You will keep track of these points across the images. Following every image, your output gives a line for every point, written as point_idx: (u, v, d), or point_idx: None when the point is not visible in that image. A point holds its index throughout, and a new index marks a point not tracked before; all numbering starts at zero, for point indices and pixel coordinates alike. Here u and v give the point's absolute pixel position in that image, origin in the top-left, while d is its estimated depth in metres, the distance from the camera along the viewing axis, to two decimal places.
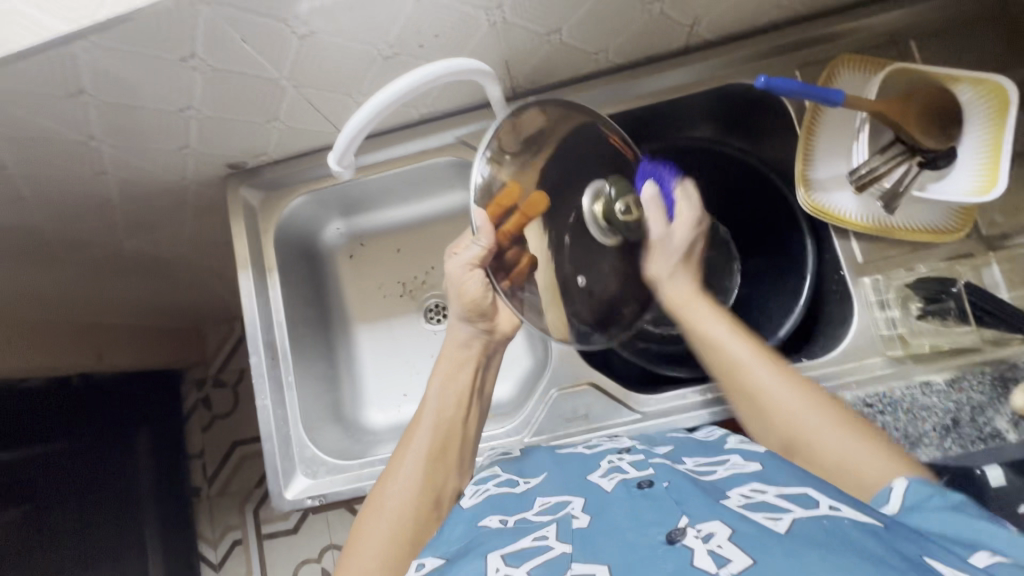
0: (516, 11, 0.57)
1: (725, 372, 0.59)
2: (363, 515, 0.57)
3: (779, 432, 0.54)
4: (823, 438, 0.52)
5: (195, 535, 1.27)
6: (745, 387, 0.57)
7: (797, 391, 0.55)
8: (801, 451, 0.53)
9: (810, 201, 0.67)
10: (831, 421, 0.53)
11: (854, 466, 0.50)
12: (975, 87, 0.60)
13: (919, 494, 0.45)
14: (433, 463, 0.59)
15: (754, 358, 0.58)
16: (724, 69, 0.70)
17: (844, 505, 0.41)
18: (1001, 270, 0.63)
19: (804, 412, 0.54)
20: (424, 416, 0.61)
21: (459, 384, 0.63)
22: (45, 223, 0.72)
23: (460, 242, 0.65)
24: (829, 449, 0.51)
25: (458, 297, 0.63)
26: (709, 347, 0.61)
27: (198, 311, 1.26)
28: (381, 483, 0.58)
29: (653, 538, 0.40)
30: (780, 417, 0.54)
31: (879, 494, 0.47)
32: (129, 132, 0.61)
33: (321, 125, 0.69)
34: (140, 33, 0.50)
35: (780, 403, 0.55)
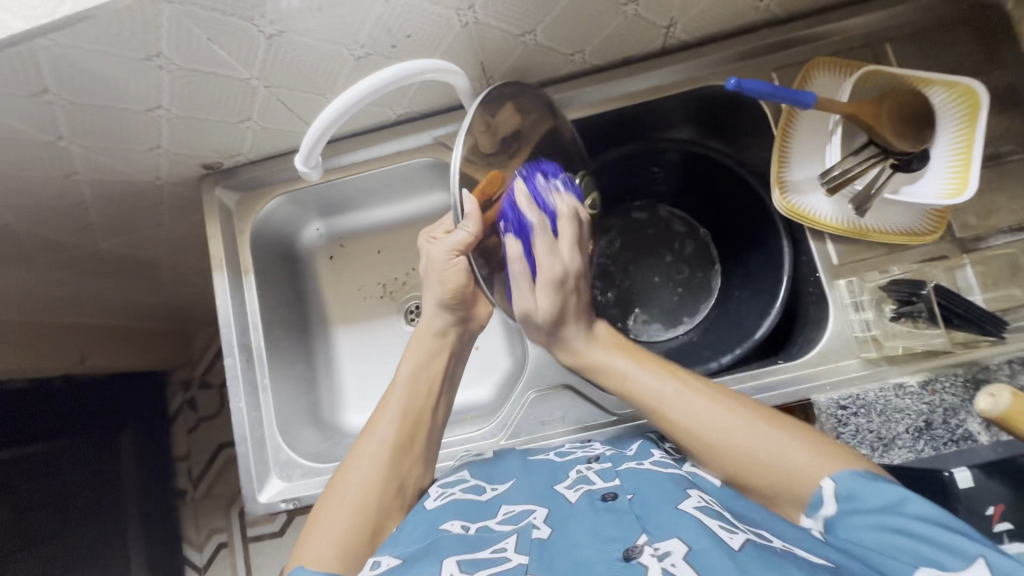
0: (486, 11, 0.56)
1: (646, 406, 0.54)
2: (321, 503, 0.54)
3: (714, 460, 0.50)
4: (750, 448, 0.49)
5: (179, 538, 1.26)
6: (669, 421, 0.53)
7: (717, 409, 0.52)
8: (738, 470, 0.49)
9: (786, 203, 0.67)
10: (747, 426, 0.50)
11: (794, 469, 0.47)
12: (948, 90, 0.60)
13: (851, 487, 0.44)
14: (398, 452, 0.57)
15: (658, 382, 0.54)
16: (700, 71, 0.70)
17: (797, 546, 0.42)
18: (975, 271, 0.63)
19: (730, 428, 0.50)
20: (390, 404, 0.59)
21: (428, 374, 0.61)
22: (17, 225, 0.72)
23: (439, 227, 0.65)
24: (760, 458, 0.48)
25: (438, 288, 0.61)
26: (616, 378, 0.57)
27: (181, 313, 1.25)
28: (343, 471, 0.56)
29: (610, 554, 0.40)
30: (707, 446, 0.51)
31: (813, 500, 0.46)
32: (99, 132, 0.61)
33: (296, 125, 0.69)
34: (104, 32, 0.49)
35: (706, 431, 0.51)
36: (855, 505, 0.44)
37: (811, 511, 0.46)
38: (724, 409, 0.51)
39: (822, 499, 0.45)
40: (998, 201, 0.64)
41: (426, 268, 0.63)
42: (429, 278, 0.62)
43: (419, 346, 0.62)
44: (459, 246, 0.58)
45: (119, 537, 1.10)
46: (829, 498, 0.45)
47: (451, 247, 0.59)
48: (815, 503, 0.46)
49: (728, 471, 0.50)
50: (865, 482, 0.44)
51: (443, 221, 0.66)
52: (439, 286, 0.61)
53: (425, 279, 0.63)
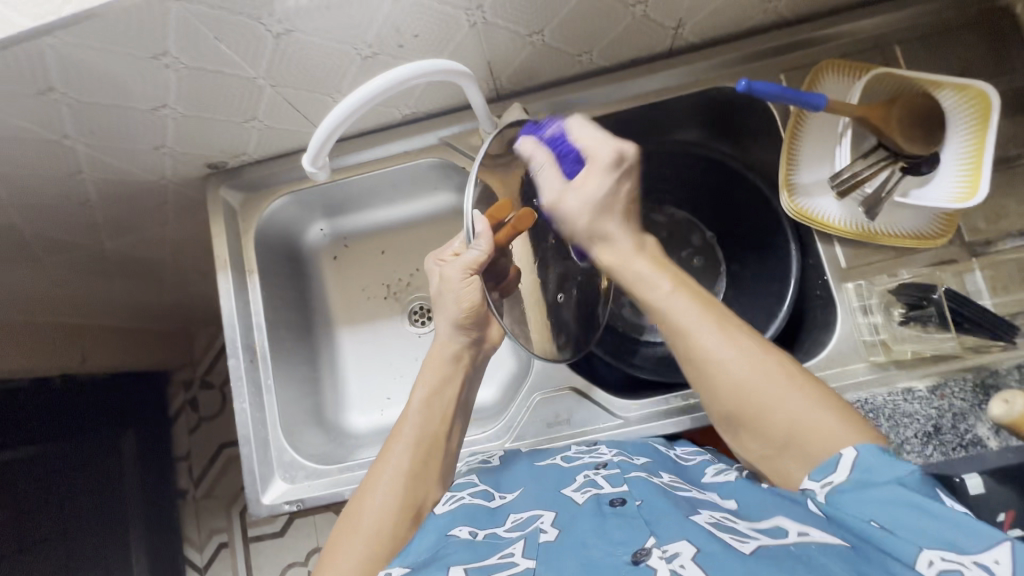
0: (495, 11, 0.56)
1: (674, 335, 0.50)
2: (337, 533, 0.53)
3: (732, 403, 0.47)
4: (781, 406, 0.45)
5: (179, 538, 1.26)
6: (696, 358, 0.48)
7: (750, 353, 0.47)
8: (750, 421, 0.46)
9: (794, 206, 0.67)
10: (785, 382, 0.45)
11: (811, 432, 0.44)
12: (959, 94, 0.59)
13: (870, 460, 0.41)
14: (414, 476, 0.56)
15: (702, 321, 0.48)
16: (709, 72, 0.69)
17: (813, 528, 0.40)
18: (984, 275, 0.63)
19: (754, 378, 0.46)
20: (403, 432, 0.58)
21: (441, 400, 0.61)
22: (21, 223, 0.71)
23: (446, 249, 0.68)
24: (780, 410, 0.45)
25: (450, 311, 0.62)
26: (651, 309, 0.51)
27: (183, 312, 1.24)
28: (357, 500, 0.55)
29: (618, 557, 0.40)
30: (731, 389, 0.47)
31: (823, 466, 0.43)
32: (104, 131, 0.60)
33: (302, 125, 0.68)
34: (112, 31, 0.49)
35: (733, 372, 0.46)
36: (870, 479, 0.41)
37: (817, 475, 0.43)
38: (755, 359, 0.47)
39: (834, 466, 0.42)
40: (1007, 204, 0.64)
41: (440, 290, 0.63)
42: (443, 302, 0.63)
43: (433, 371, 0.62)
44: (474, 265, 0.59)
45: (120, 537, 1.10)
46: (845, 467, 0.41)
47: (466, 265, 0.59)
48: (824, 468, 0.42)
49: (751, 420, 0.46)
50: (885, 454, 0.41)
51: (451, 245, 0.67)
52: (454, 309, 0.61)
53: (438, 304, 0.63)
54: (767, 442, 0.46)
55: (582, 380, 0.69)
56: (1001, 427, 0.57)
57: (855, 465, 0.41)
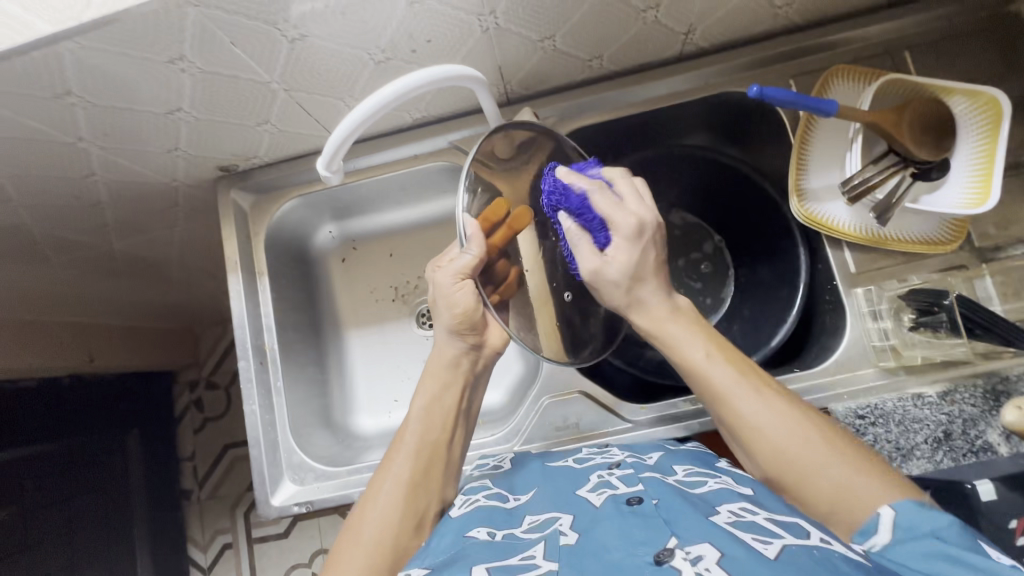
0: (508, 17, 0.56)
1: (712, 399, 0.51)
2: (341, 543, 0.53)
3: (772, 470, 0.47)
4: (821, 476, 0.45)
5: (184, 539, 1.26)
6: (735, 423, 0.49)
7: (789, 417, 0.48)
8: (793, 488, 0.46)
9: (804, 211, 0.67)
10: (826, 452, 0.46)
11: (854, 500, 0.44)
12: (970, 100, 0.59)
13: (908, 517, 0.41)
14: (416, 485, 0.56)
15: (739, 389, 0.50)
16: (718, 77, 0.70)
17: (835, 539, 0.40)
18: (994, 281, 0.63)
19: (795, 445, 0.46)
20: (404, 441, 0.59)
21: (440, 407, 0.60)
22: (33, 224, 0.72)
23: (444, 257, 0.64)
24: (822, 478, 0.45)
25: (444, 313, 0.61)
26: (689, 372, 0.53)
27: (189, 313, 1.25)
28: (360, 509, 0.55)
29: (639, 557, 0.40)
30: (769, 457, 0.47)
31: (864, 526, 0.43)
32: (119, 133, 0.61)
33: (313, 128, 0.69)
34: (129, 35, 0.50)
35: (773, 438, 0.47)
36: (910, 534, 0.41)
37: (859, 537, 0.43)
38: (796, 425, 0.47)
39: (876, 527, 0.42)
40: (1017, 211, 0.64)
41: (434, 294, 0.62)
42: (436, 306, 0.62)
43: (433, 379, 0.62)
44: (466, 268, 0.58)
45: (126, 538, 1.10)
46: (885, 527, 0.42)
47: (459, 269, 0.58)
48: (866, 529, 0.43)
49: (791, 488, 0.47)
50: (924, 510, 0.41)
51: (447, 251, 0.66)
52: (447, 312, 0.60)
53: (432, 307, 0.62)
54: (808, 509, 0.46)
55: (592, 384, 0.69)
56: (1013, 432, 0.57)
57: (895, 524, 0.42)
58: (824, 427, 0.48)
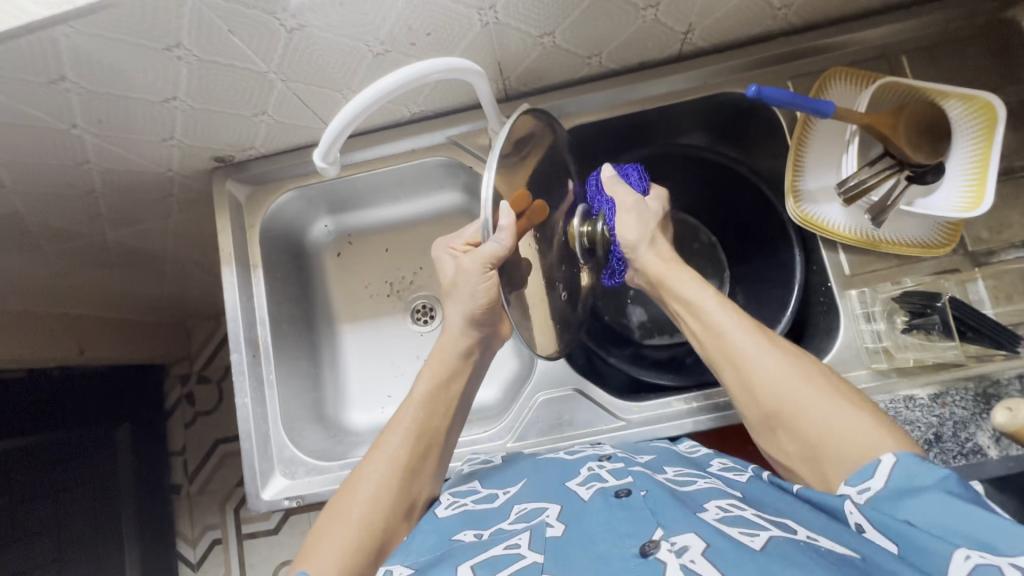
0: (508, 11, 0.56)
1: (713, 338, 0.55)
2: (325, 520, 0.52)
3: (765, 400, 0.51)
4: (812, 410, 0.48)
5: (173, 534, 1.25)
6: (735, 359, 0.53)
7: (787, 358, 0.52)
8: (786, 421, 0.49)
9: (799, 212, 0.68)
10: (815, 386, 0.49)
11: (841, 434, 0.46)
12: (964, 104, 0.60)
13: (908, 468, 0.42)
14: (409, 470, 0.55)
15: (739, 324, 0.54)
16: (717, 77, 0.70)
17: (822, 535, 0.40)
18: (987, 285, 0.63)
19: (789, 381, 0.50)
20: (401, 423, 0.58)
21: (445, 395, 0.61)
22: (25, 212, 0.71)
23: (456, 237, 0.67)
24: (817, 415, 0.48)
25: (465, 302, 0.61)
26: (690, 314, 0.57)
27: (182, 306, 1.24)
28: (350, 487, 0.54)
29: (627, 549, 0.40)
30: (764, 384, 0.51)
31: (861, 471, 0.44)
32: (112, 121, 0.60)
33: (310, 120, 0.68)
34: (125, 21, 0.49)
35: (772, 374, 0.51)
36: (907, 486, 0.41)
37: (853, 480, 0.44)
38: (793, 365, 0.51)
39: (874, 471, 0.43)
40: (1011, 215, 0.64)
41: (455, 278, 0.62)
42: (457, 290, 0.62)
43: (439, 364, 0.61)
44: (489, 258, 0.57)
45: (114, 531, 1.10)
46: (882, 475, 0.42)
47: (484, 260, 0.57)
48: (862, 474, 0.43)
49: (784, 417, 0.50)
50: (924, 463, 0.42)
51: (463, 232, 0.67)
52: (469, 301, 0.60)
53: (451, 292, 0.62)
54: (798, 442, 0.49)
55: (586, 381, 0.70)
56: (1002, 435, 0.57)
57: (891, 477, 0.42)
58: (817, 368, 0.51)
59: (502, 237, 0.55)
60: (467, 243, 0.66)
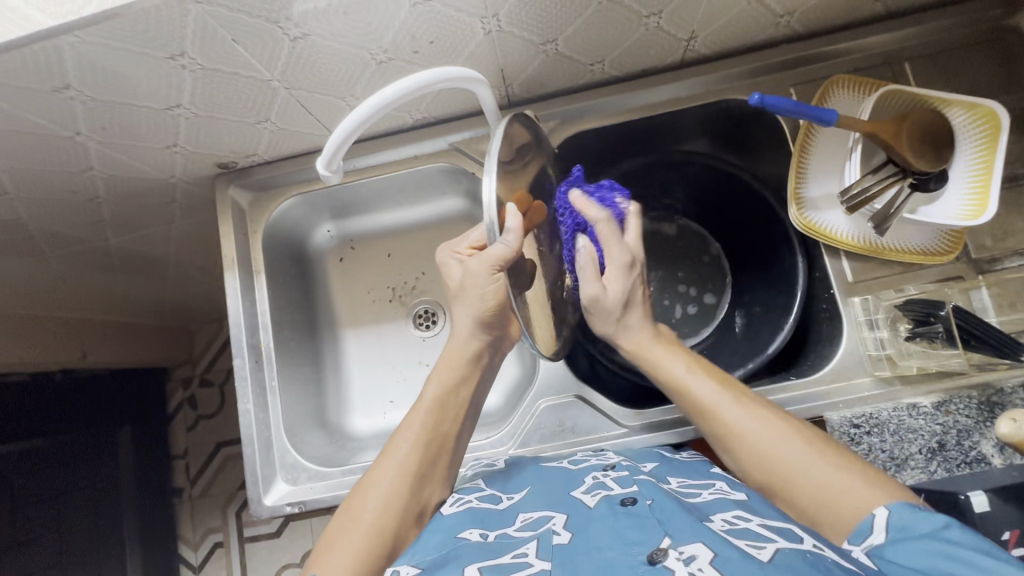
0: (510, 20, 0.56)
1: (697, 412, 0.56)
2: (338, 523, 0.53)
3: (756, 472, 0.51)
4: (801, 476, 0.48)
5: (175, 537, 1.25)
6: (719, 430, 0.54)
7: (767, 424, 0.52)
8: (782, 491, 0.50)
9: (801, 219, 0.68)
10: (801, 448, 0.50)
11: (837, 497, 0.46)
12: (968, 112, 0.60)
13: (904, 517, 0.43)
14: (420, 475, 0.55)
15: (716, 395, 0.55)
16: (719, 84, 0.70)
17: (829, 548, 0.40)
18: (990, 293, 0.63)
19: (775, 447, 0.51)
20: (412, 426, 0.58)
21: (455, 399, 0.61)
22: (28, 218, 0.71)
23: (461, 241, 0.66)
24: (808, 480, 0.48)
25: (474, 304, 0.61)
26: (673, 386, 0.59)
27: (184, 309, 1.24)
28: (360, 491, 0.54)
29: (633, 557, 0.40)
30: (751, 455, 0.52)
31: (861, 528, 0.44)
32: (116, 128, 0.60)
33: (313, 127, 0.69)
34: (129, 31, 0.49)
35: (758, 444, 0.51)
36: (906, 535, 0.42)
37: (855, 538, 0.44)
38: (776, 432, 0.51)
39: (871, 527, 0.44)
40: (1014, 223, 0.64)
41: (463, 281, 0.61)
42: (466, 293, 0.61)
43: (447, 369, 0.61)
44: (499, 260, 0.56)
45: (116, 535, 1.10)
46: (880, 527, 0.43)
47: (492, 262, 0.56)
48: (862, 531, 0.44)
49: (779, 487, 0.50)
50: (917, 510, 0.43)
51: (468, 235, 0.66)
52: (479, 303, 0.60)
53: (460, 295, 0.62)
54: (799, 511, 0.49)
55: (588, 388, 0.70)
56: (1006, 444, 0.57)
57: (892, 527, 0.43)
58: (801, 428, 0.52)
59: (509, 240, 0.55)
60: (472, 246, 0.65)
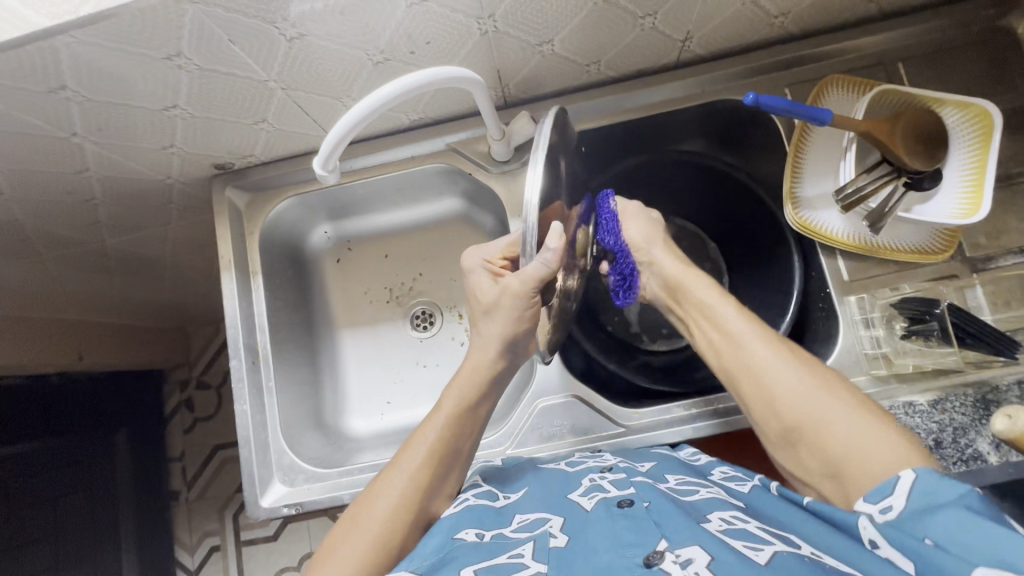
0: (506, 21, 0.57)
1: (732, 352, 0.55)
2: (343, 527, 0.53)
3: (784, 413, 0.50)
4: (831, 422, 0.48)
5: (171, 540, 1.24)
6: (753, 369, 0.53)
7: (803, 370, 0.51)
8: (808, 436, 0.49)
9: (797, 218, 0.68)
10: (834, 398, 0.49)
11: (864, 450, 0.45)
12: (961, 112, 0.60)
13: (926, 484, 0.39)
14: (429, 487, 0.55)
15: (756, 336, 0.54)
16: (715, 85, 0.70)
17: (825, 554, 0.40)
18: (985, 291, 0.63)
19: (809, 392, 0.50)
20: (426, 437, 0.57)
21: (473, 415, 0.60)
22: (24, 219, 0.71)
23: (490, 249, 0.66)
24: (838, 429, 0.47)
25: (507, 321, 0.61)
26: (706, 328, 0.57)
27: (181, 311, 1.24)
28: (369, 496, 0.54)
29: (631, 559, 0.40)
30: (783, 395, 0.51)
31: (881, 489, 0.42)
32: (113, 129, 0.60)
33: (309, 127, 0.69)
34: (125, 31, 0.49)
35: (791, 389, 0.50)
36: (928, 505, 0.39)
37: (873, 497, 0.42)
38: (814, 379, 0.50)
39: (892, 490, 0.41)
40: (1008, 222, 0.64)
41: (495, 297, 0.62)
42: (497, 309, 0.61)
43: (467, 385, 0.60)
44: (535, 280, 0.58)
45: (111, 539, 1.09)
46: (903, 491, 0.40)
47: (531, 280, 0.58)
48: (882, 491, 0.41)
49: (806, 429, 0.49)
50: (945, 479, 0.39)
51: (496, 244, 0.66)
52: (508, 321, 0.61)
53: (490, 310, 0.62)
54: (820, 457, 0.48)
55: (586, 388, 0.70)
56: (1003, 441, 0.57)
57: (912, 495, 0.40)
58: (837, 380, 0.51)
59: (547, 258, 0.56)
60: (502, 258, 0.66)
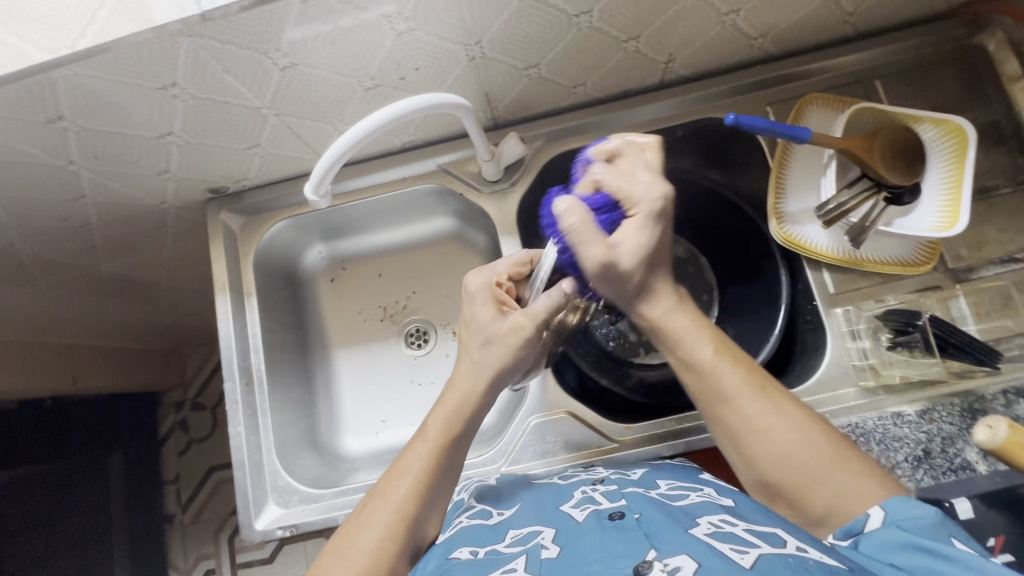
0: (493, 47, 0.58)
1: (715, 401, 0.51)
2: (328, 562, 0.51)
3: (770, 471, 0.48)
4: (818, 479, 0.47)
5: (165, 565, 1.23)
6: (738, 426, 0.50)
7: (791, 423, 0.49)
8: (790, 492, 0.48)
9: (783, 233, 0.69)
10: (821, 451, 0.48)
11: (850, 505, 0.46)
12: (937, 127, 0.62)
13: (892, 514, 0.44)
14: (413, 521, 0.52)
15: (743, 389, 0.50)
16: (698, 104, 0.72)
17: (811, 547, 0.41)
18: (968, 302, 0.64)
19: (797, 448, 0.48)
20: (410, 468, 0.54)
21: (460, 445, 0.56)
22: (20, 246, 0.72)
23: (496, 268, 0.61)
24: (821, 481, 0.47)
25: (504, 356, 0.56)
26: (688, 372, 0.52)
27: (176, 332, 1.23)
28: (348, 530, 0.53)
29: (621, 570, 0.40)
30: (772, 455, 0.48)
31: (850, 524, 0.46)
32: (109, 157, 0.62)
33: (302, 151, 0.70)
34: (122, 63, 0.51)
35: (777, 443, 0.48)
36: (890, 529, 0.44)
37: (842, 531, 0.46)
38: (793, 423, 0.49)
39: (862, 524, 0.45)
40: (987, 232, 0.66)
41: (494, 326, 0.56)
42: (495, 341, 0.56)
43: (447, 418, 0.56)
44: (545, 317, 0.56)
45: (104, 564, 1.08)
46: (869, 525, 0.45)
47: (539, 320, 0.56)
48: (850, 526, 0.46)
49: (791, 486, 0.48)
50: (904, 510, 0.44)
51: (496, 266, 0.61)
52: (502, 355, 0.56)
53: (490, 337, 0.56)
54: (801, 509, 0.49)
55: (578, 403, 0.70)
56: (989, 451, 0.57)
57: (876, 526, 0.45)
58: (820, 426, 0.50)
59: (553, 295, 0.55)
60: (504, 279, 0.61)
